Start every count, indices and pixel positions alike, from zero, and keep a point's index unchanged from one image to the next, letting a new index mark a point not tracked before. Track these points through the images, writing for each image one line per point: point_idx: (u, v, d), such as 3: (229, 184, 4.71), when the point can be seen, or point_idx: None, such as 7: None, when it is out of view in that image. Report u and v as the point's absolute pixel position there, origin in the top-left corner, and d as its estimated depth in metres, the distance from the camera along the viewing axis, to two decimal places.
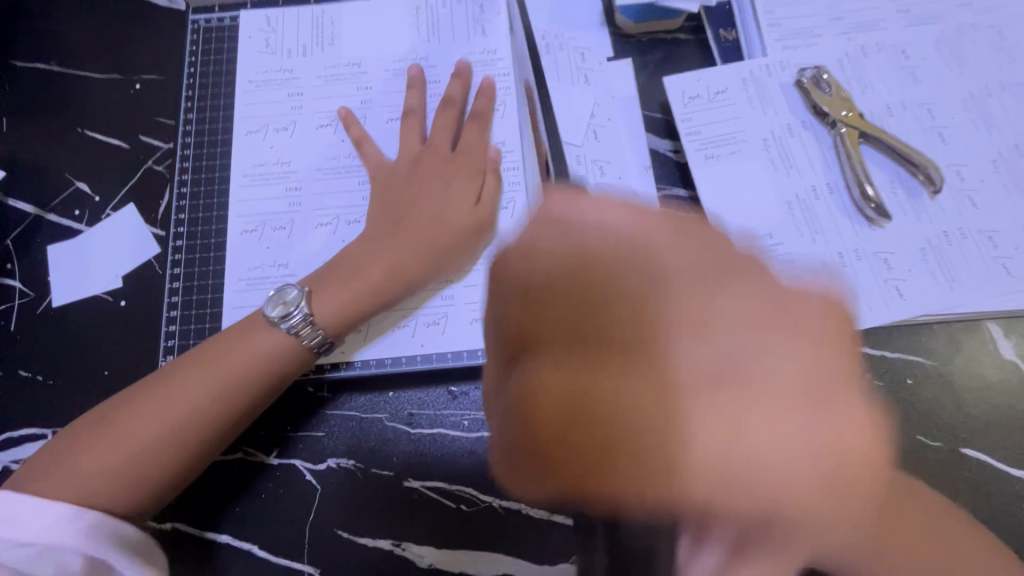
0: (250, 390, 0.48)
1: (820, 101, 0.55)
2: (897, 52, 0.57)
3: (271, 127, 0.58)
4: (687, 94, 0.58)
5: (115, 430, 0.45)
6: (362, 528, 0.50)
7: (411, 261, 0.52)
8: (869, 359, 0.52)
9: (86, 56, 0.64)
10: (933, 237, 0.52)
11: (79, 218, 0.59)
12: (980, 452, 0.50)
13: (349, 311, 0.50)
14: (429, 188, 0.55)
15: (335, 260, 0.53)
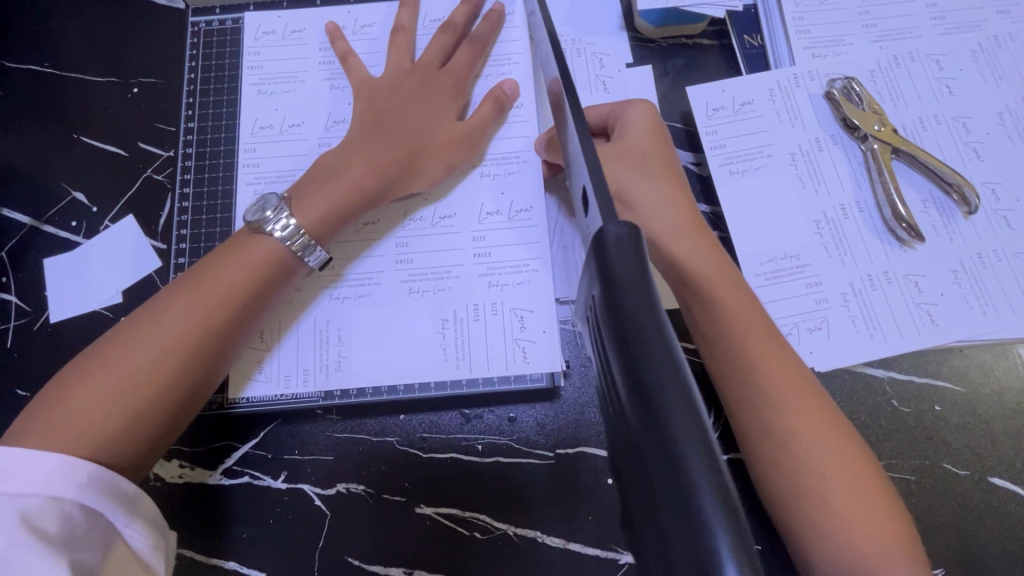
0: (240, 298, 0.45)
1: (851, 115, 0.53)
2: (931, 62, 0.55)
3: (285, 125, 0.56)
4: (711, 106, 0.55)
5: (117, 360, 0.40)
6: (373, 555, 0.49)
7: (404, 167, 0.51)
8: (896, 384, 0.50)
9: (82, 57, 0.61)
10: (966, 259, 0.50)
11: (77, 230, 0.57)
12: (1008, 481, 0.48)
13: (339, 214, 0.49)
14: (414, 104, 0.54)
15: (316, 169, 0.50)
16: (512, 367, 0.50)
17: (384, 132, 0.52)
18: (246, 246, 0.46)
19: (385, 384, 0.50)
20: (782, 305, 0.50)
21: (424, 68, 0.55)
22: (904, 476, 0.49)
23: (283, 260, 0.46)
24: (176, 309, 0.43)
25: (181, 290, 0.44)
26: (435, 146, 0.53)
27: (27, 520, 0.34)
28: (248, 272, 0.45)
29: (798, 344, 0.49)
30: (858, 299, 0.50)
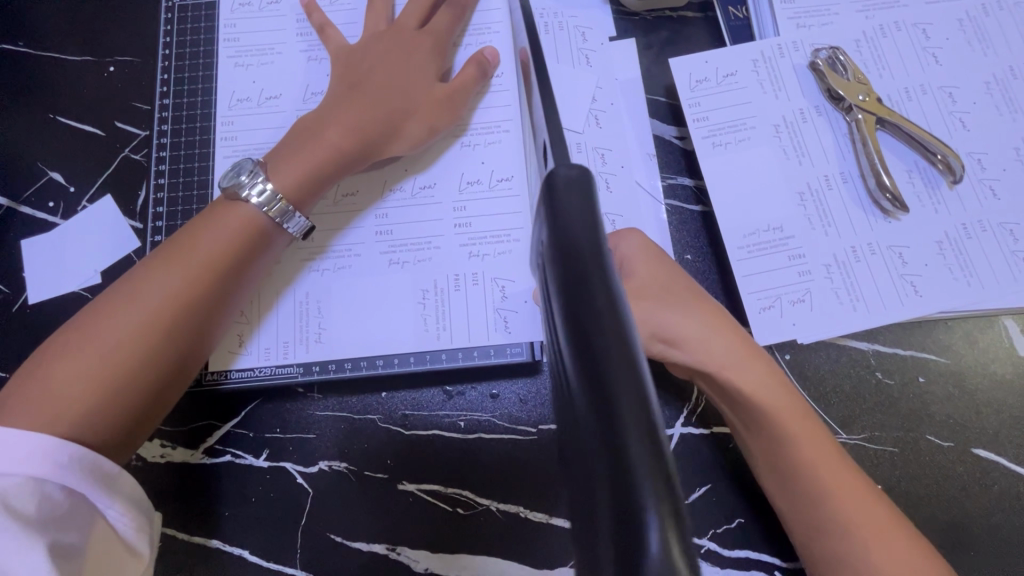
0: (221, 270, 0.44)
1: (836, 85, 0.52)
2: (918, 31, 0.54)
3: (263, 97, 0.56)
4: (693, 76, 0.54)
5: (96, 336, 0.40)
6: (356, 532, 0.49)
7: (382, 131, 0.50)
8: (881, 356, 0.50)
9: (56, 37, 0.60)
10: (951, 229, 0.50)
11: (54, 210, 0.56)
12: (993, 453, 0.48)
13: (315, 178, 0.48)
14: (394, 66, 0.52)
15: (294, 132, 0.49)
16: (494, 336, 0.50)
17: (362, 96, 0.50)
18: (224, 215, 0.45)
19: (364, 360, 0.50)
20: (764, 278, 0.50)
21: (400, 29, 0.54)
22: (887, 449, 0.48)
23: (264, 229, 0.46)
24: (154, 281, 0.42)
25: (159, 262, 0.43)
26: (416, 106, 0.51)
27: (6, 500, 0.34)
28: (228, 242, 0.44)
29: (780, 317, 0.49)
30: (841, 271, 0.49)
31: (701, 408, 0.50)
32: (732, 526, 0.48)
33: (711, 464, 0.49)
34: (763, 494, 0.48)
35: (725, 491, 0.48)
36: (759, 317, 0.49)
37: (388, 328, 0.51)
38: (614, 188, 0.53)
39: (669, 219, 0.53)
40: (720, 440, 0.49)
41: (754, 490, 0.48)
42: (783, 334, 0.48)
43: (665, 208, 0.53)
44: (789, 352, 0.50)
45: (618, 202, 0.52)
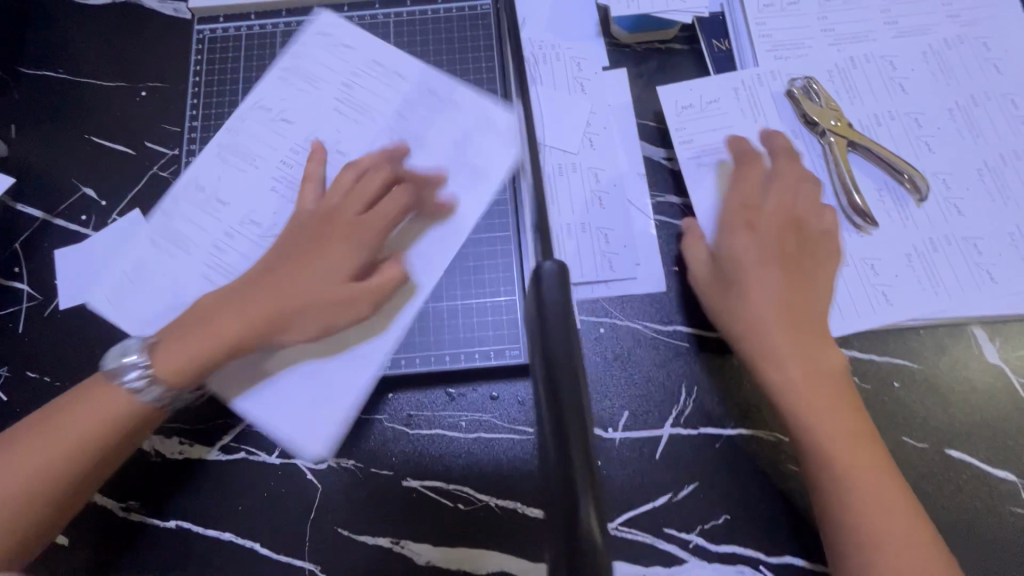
0: (112, 427, 0.46)
1: (809, 111, 0.57)
2: (885, 63, 0.59)
3: (263, 119, 0.59)
4: (678, 104, 0.59)
5: (227, 309, 0.48)
6: (362, 527, 0.52)
7: (249, 317, 0.48)
8: (858, 362, 0.53)
9: (92, 65, 0.65)
10: (919, 243, 0.53)
11: (86, 223, 0.60)
12: (964, 453, 0.51)
13: (196, 365, 0.47)
14: (326, 244, 0.50)
15: (190, 312, 0.49)
16: (480, 337, 0.55)
17: (273, 278, 0.49)
18: (95, 399, 0.46)
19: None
20: None
21: (335, 214, 0.51)
22: None
23: (118, 418, 0.46)
24: (20, 457, 0.44)
25: (32, 428, 0.46)
26: (315, 304, 0.48)
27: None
28: (83, 428, 0.45)
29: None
30: None
31: (688, 411, 0.53)
32: (719, 522, 0.50)
33: (699, 463, 0.52)
34: (748, 491, 0.51)
35: (713, 488, 0.51)
36: None
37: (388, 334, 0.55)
38: (607, 205, 0.58)
39: (658, 234, 0.57)
40: (706, 440, 0.52)
41: (741, 487, 0.51)
42: None
43: (654, 223, 0.57)
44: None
45: (609, 218, 0.57)
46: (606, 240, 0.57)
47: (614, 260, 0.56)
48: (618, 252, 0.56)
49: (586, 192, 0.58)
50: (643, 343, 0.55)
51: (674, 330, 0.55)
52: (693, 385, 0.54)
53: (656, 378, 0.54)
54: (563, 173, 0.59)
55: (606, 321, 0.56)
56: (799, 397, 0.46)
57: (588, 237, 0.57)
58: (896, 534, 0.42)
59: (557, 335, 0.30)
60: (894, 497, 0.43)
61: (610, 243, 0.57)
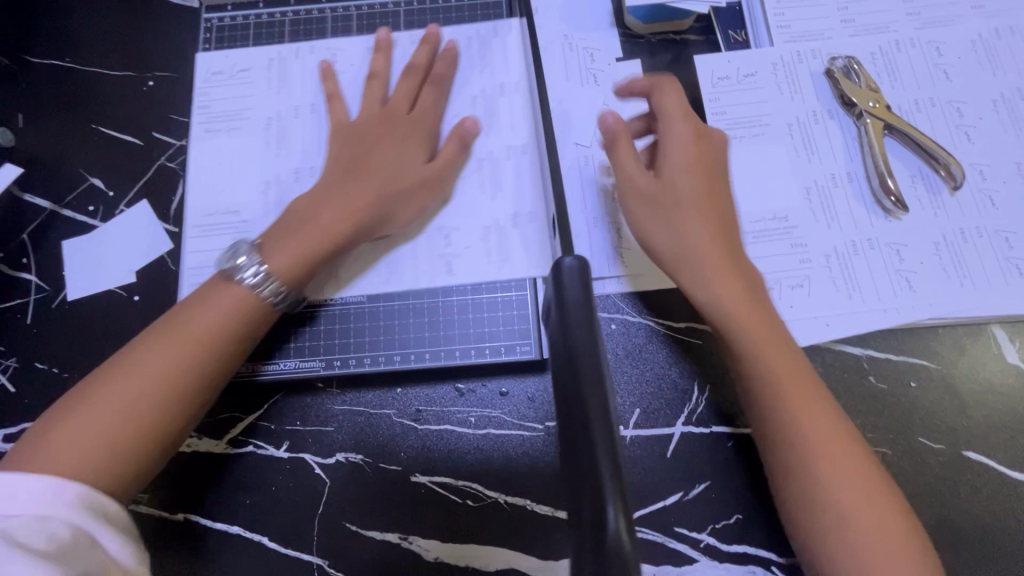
0: (213, 341, 0.45)
1: (848, 91, 0.55)
2: (932, 49, 0.57)
3: (235, 70, 0.62)
4: (714, 74, 0.58)
5: (328, 208, 0.51)
6: (370, 522, 0.51)
7: (366, 208, 0.51)
8: (874, 361, 0.52)
9: (99, 54, 0.65)
10: (949, 233, 0.52)
11: (94, 214, 0.60)
12: (982, 455, 0.50)
13: (301, 262, 0.49)
14: (388, 145, 0.54)
15: (282, 217, 0.51)
16: (491, 275, 0.56)
17: (348, 177, 0.52)
18: (213, 294, 0.47)
19: (383, 340, 0.55)
20: (764, 263, 0.53)
21: (392, 114, 0.56)
22: (880, 449, 0.50)
23: (250, 308, 0.47)
24: (151, 356, 0.43)
25: (155, 336, 0.45)
26: (408, 190, 0.54)
27: (10, 538, 0.35)
28: (215, 319, 0.46)
29: (778, 300, 0.52)
30: (840, 262, 0.52)
31: (701, 409, 0.52)
32: (729, 521, 0.50)
33: (710, 462, 0.51)
34: (760, 491, 0.50)
35: (724, 487, 0.51)
36: None
37: (388, 305, 0.56)
38: (618, 198, 0.57)
39: None
40: (719, 439, 0.52)
41: (753, 487, 0.50)
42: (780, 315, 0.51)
43: None
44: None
45: (620, 211, 0.56)
46: (617, 236, 0.56)
47: (623, 256, 0.55)
48: (629, 249, 0.56)
49: (595, 185, 0.57)
50: (655, 340, 0.54)
51: (687, 327, 0.54)
52: (706, 383, 0.53)
53: (668, 375, 0.53)
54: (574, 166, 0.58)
55: (618, 317, 0.55)
56: (752, 344, 0.45)
57: (597, 232, 0.56)
58: (865, 496, 0.42)
59: (581, 330, 0.30)
60: (844, 448, 0.43)
61: (621, 239, 0.56)
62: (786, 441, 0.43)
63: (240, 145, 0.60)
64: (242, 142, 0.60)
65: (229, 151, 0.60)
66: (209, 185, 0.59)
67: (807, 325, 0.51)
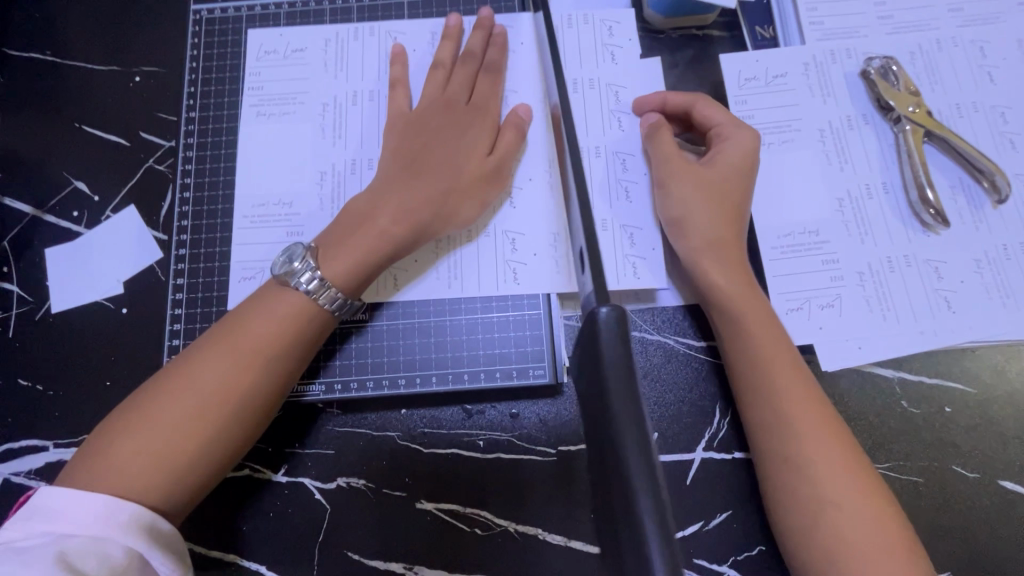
0: (270, 352, 0.43)
1: (886, 94, 0.51)
2: (975, 48, 0.53)
3: (289, 50, 0.57)
4: (742, 74, 0.54)
5: (386, 207, 0.47)
6: (374, 550, 0.49)
7: (422, 208, 0.47)
8: (906, 385, 0.49)
9: (83, 46, 0.61)
10: (991, 249, 0.49)
11: (78, 220, 0.56)
12: (1020, 486, 0.47)
13: (356, 268, 0.46)
14: (443, 137, 0.51)
15: (342, 217, 0.48)
16: (503, 287, 0.51)
17: (409, 172, 0.49)
18: (272, 297, 0.44)
19: (387, 361, 0.51)
20: (793, 280, 0.50)
21: (452, 104, 0.52)
22: (912, 479, 0.47)
23: (311, 314, 0.44)
24: (208, 368, 0.41)
25: (215, 341, 0.43)
26: (466, 188, 0.49)
27: (65, 558, 0.34)
28: (276, 326, 0.43)
29: (807, 320, 0.49)
30: (874, 280, 0.49)
31: (723, 433, 0.49)
32: (752, 553, 0.47)
33: (732, 490, 0.48)
34: None
35: (747, 517, 0.48)
36: (786, 318, 0.49)
37: (394, 323, 0.52)
38: (635, 198, 0.52)
39: None
40: (741, 466, 0.49)
41: None
42: (809, 337, 0.48)
43: None
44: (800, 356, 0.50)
45: (638, 215, 0.52)
46: (632, 240, 0.51)
47: (638, 264, 0.50)
48: (644, 255, 0.51)
49: (611, 182, 0.52)
50: (674, 360, 0.51)
51: (707, 346, 0.51)
52: (728, 406, 0.50)
53: (688, 398, 0.50)
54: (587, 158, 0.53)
55: (635, 335, 0.52)
56: (767, 355, 0.44)
57: (609, 236, 0.51)
58: (877, 518, 0.39)
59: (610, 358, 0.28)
60: (856, 473, 0.41)
61: (635, 245, 0.51)
62: (792, 463, 0.41)
63: (296, 132, 0.55)
64: (259, 131, 0.55)
65: (286, 139, 0.55)
66: (255, 174, 0.54)
67: (838, 347, 0.48)
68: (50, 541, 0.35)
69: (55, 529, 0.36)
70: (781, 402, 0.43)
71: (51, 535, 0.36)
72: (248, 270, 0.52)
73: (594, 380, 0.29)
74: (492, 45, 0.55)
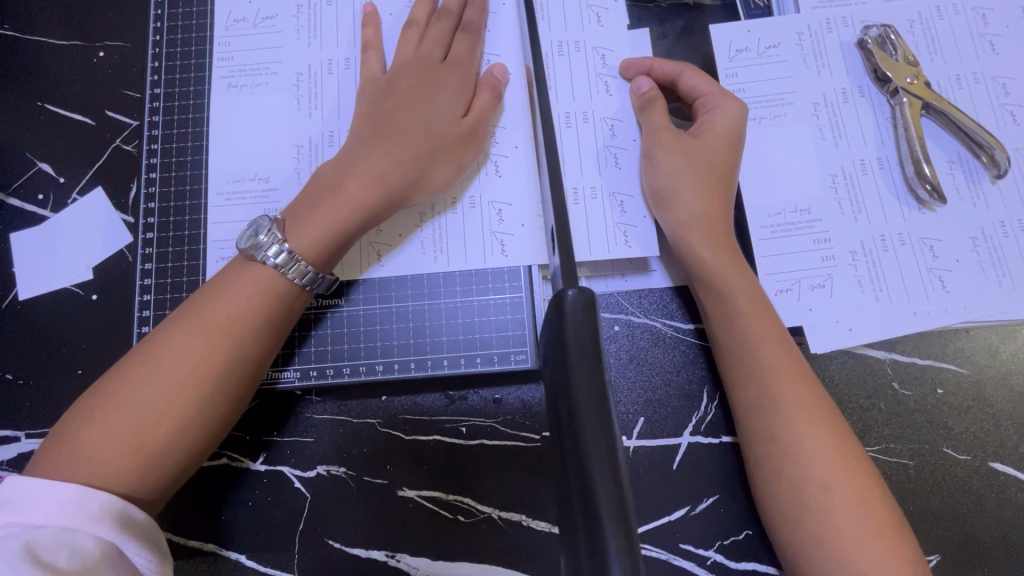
0: (244, 332, 0.41)
1: (883, 65, 0.49)
2: (976, 16, 0.51)
3: (259, 18, 0.54)
4: (733, 45, 0.52)
5: (356, 173, 0.45)
6: (355, 538, 0.48)
7: (395, 174, 0.45)
8: (898, 366, 0.48)
9: (43, 20, 0.58)
10: (987, 226, 0.47)
11: (43, 203, 0.54)
12: (1010, 467, 0.46)
13: (326, 238, 0.44)
14: (415, 98, 0.48)
15: (312, 184, 0.46)
16: (490, 258, 0.50)
17: (379, 136, 0.46)
18: (240, 275, 0.42)
19: (364, 346, 0.50)
20: (785, 260, 0.48)
21: (425, 61, 0.50)
22: (902, 461, 0.47)
23: (283, 291, 0.43)
24: (178, 349, 0.39)
25: (183, 322, 0.41)
26: (439, 150, 0.47)
27: (33, 550, 0.33)
28: (247, 304, 0.41)
29: (797, 301, 0.47)
30: (867, 260, 0.48)
31: (710, 417, 0.48)
32: (738, 538, 0.47)
33: (719, 474, 0.47)
34: None
35: (734, 501, 0.47)
36: (776, 300, 0.47)
37: (371, 308, 0.50)
38: (625, 164, 0.50)
39: None
40: (728, 450, 0.48)
41: None
42: (800, 319, 0.47)
43: None
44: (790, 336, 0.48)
45: (627, 182, 0.50)
46: (622, 208, 0.49)
47: (630, 233, 0.49)
48: (634, 224, 0.49)
49: (599, 148, 0.50)
50: (661, 344, 0.50)
51: (696, 329, 0.50)
52: (716, 390, 0.49)
53: (674, 382, 0.49)
54: (571, 124, 0.51)
55: (622, 318, 0.50)
56: (754, 330, 0.43)
57: (598, 204, 0.49)
58: (862, 495, 0.38)
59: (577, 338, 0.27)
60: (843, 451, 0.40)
61: (626, 213, 0.49)
62: (778, 443, 0.40)
63: (270, 103, 0.52)
64: (229, 106, 0.53)
65: (260, 110, 0.52)
66: (230, 147, 0.52)
67: (827, 329, 0.47)
68: (15, 533, 0.33)
69: (19, 521, 0.34)
70: (768, 383, 0.41)
71: (15, 527, 0.34)
72: (225, 250, 0.50)
73: (555, 361, 0.28)
74: (471, 12, 0.52)
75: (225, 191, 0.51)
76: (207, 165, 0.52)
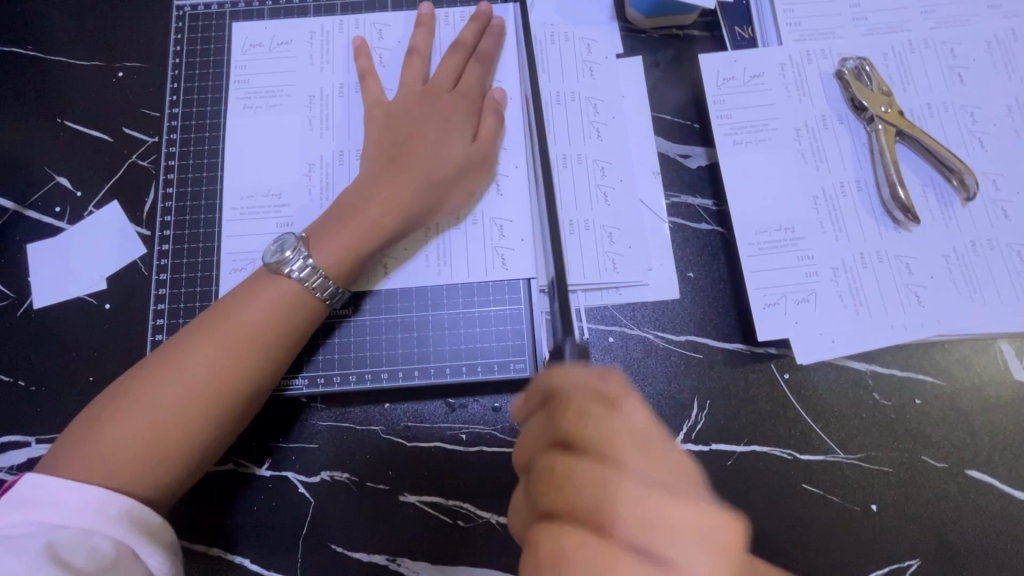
0: (263, 342, 0.43)
1: (860, 95, 0.53)
2: (945, 50, 0.55)
3: (274, 42, 0.57)
4: (721, 74, 0.55)
5: (376, 196, 0.48)
6: (356, 542, 0.49)
7: (410, 196, 0.49)
8: (878, 377, 0.50)
9: (66, 41, 0.60)
10: (959, 245, 0.50)
11: (61, 215, 0.56)
12: (987, 474, 0.48)
13: (350, 256, 0.47)
14: (426, 122, 0.51)
15: (333, 205, 0.49)
16: (491, 271, 0.52)
17: (396, 161, 0.50)
18: (263, 285, 0.45)
19: (370, 356, 0.52)
20: (770, 275, 0.51)
21: (435, 87, 0.53)
22: (882, 468, 0.49)
23: (305, 300, 0.45)
24: (198, 354, 0.42)
25: (206, 327, 0.43)
26: (453, 174, 0.50)
27: (55, 549, 0.34)
28: (266, 315, 0.44)
29: (783, 315, 0.50)
30: (847, 276, 0.50)
31: (700, 426, 0.50)
32: None
33: (711, 481, 0.49)
34: (759, 512, 0.48)
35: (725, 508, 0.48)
36: (763, 313, 0.50)
37: (377, 318, 0.52)
38: (614, 201, 0.54)
39: (672, 236, 0.54)
40: (719, 457, 0.49)
41: (752, 509, 0.48)
42: (785, 331, 0.50)
43: (669, 226, 0.54)
44: (774, 347, 0.51)
45: (616, 215, 0.53)
46: (610, 239, 0.53)
47: (618, 261, 0.52)
48: (622, 253, 0.53)
49: (591, 187, 0.54)
50: (653, 354, 0.51)
51: (686, 341, 0.52)
52: (706, 399, 0.50)
53: (665, 391, 0.51)
54: (567, 165, 0.54)
55: (616, 330, 0.52)
56: None
57: (590, 235, 0.53)
58: None
59: None
60: None
61: (615, 243, 0.53)
62: None
63: (283, 123, 0.55)
64: (244, 125, 0.55)
65: (274, 129, 0.55)
66: (244, 164, 0.54)
67: (811, 341, 0.49)
68: (38, 531, 0.35)
69: (44, 519, 0.36)
70: None
71: (40, 525, 0.36)
72: (237, 263, 0.52)
73: None
74: (476, 41, 0.56)
75: (238, 206, 0.54)
76: (221, 181, 0.55)
